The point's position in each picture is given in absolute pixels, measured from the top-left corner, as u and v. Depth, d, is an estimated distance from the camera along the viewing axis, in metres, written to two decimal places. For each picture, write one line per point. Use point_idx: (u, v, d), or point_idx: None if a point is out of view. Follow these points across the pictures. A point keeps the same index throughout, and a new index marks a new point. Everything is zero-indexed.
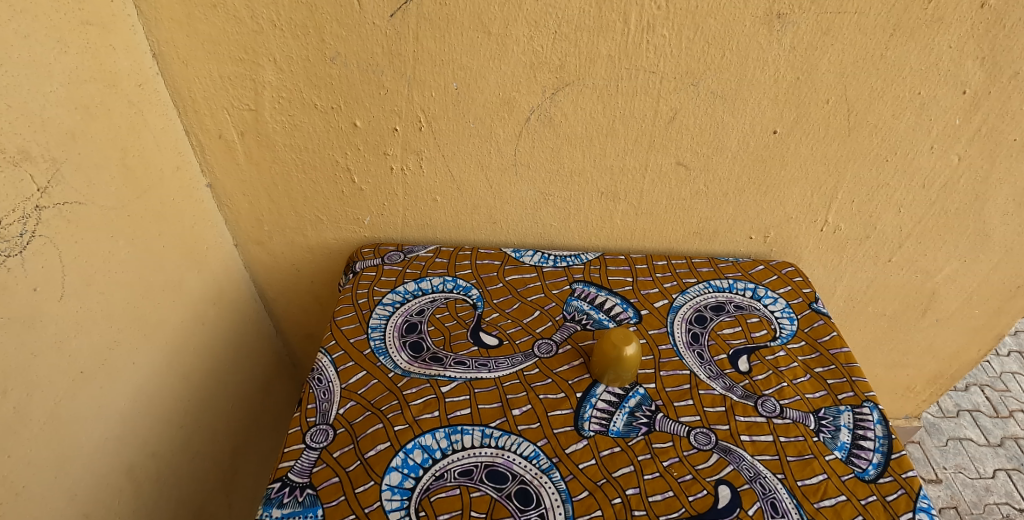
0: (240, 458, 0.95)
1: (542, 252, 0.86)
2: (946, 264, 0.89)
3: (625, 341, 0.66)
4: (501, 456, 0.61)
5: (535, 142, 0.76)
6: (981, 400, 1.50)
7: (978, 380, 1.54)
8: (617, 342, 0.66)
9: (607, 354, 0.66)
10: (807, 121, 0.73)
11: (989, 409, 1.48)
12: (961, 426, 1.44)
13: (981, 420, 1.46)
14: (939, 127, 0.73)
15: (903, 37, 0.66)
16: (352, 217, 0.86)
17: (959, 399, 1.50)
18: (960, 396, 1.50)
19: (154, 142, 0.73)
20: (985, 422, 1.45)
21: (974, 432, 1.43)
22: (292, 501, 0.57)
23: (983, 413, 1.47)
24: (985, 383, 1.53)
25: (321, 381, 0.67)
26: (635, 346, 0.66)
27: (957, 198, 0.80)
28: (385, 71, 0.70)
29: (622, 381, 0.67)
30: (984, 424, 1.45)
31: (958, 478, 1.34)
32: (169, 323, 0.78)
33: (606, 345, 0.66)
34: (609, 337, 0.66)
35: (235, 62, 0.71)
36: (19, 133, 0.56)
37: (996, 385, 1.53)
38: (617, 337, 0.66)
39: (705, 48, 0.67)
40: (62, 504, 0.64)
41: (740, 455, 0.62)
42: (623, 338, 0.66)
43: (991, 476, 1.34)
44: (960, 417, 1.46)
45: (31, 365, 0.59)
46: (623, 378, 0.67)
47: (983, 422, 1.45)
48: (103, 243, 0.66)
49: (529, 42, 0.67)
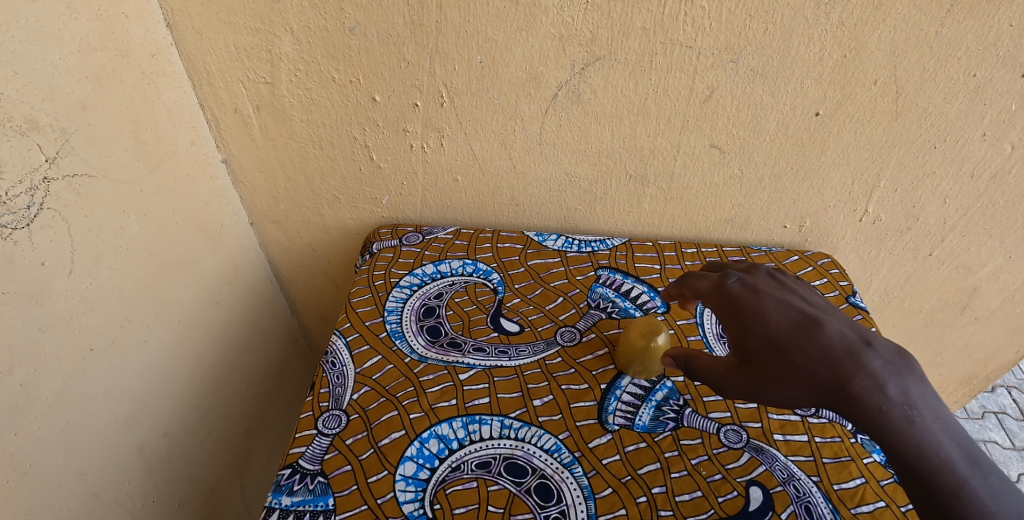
0: (253, 440, 0.94)
1: (566, 236, 0.83)
2: (991, 259, 0.84)
3: (653, 331, 0.64)
4: (521, 448, 0.58)
5: (562, 120, 0.72)
6: (1008, 402, 1.45)
7: (1007, 381, 1.49)
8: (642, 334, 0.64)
9: (634, 343, 0.64)
10: (852, 103, 0.69)
11: (1016, 411, 1.43)
12: (986, 428, 1.40)
13: (1008, 422, 1.41)
14: (994, 113, 0.68)
15: (961, 13, 0.61)
16: (370, 196, 0.83)
17: (985, 400, 1.44)
18: (986, 398, 1.45)
19: (167, 115, 0.71)
20: (1012, 425, 1.40)
21: (1000, 435, 1.38)
22: (302, 489, 0.55)
23: (1010, 415, 1.42)
24: (1012, 386, 1.48)
25: (335, 365, 0.65)
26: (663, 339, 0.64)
27: (1007, 190, 0.75)
28: (406, 42, 0.67)
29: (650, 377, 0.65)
30: (1010, 427, 1.40)
31: None
32: (183, 301, 0.76)
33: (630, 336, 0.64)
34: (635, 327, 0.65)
35: (251, 33, 0.68)
36: (26, 101, 0.54)
37: None
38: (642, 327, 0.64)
39: (746, 22, 0.63)
40: (71, 484, 0.62)
41: (773, 455, 0.59)
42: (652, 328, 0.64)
43: (1015, 481, 1.30)
44: (986, 418, 1.41)
45: (39, 341, 0.57)
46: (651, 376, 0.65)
47: (1010, 424, 1.40)
48: (115, 218, 0.65)
49: (559, 13, 0.64)
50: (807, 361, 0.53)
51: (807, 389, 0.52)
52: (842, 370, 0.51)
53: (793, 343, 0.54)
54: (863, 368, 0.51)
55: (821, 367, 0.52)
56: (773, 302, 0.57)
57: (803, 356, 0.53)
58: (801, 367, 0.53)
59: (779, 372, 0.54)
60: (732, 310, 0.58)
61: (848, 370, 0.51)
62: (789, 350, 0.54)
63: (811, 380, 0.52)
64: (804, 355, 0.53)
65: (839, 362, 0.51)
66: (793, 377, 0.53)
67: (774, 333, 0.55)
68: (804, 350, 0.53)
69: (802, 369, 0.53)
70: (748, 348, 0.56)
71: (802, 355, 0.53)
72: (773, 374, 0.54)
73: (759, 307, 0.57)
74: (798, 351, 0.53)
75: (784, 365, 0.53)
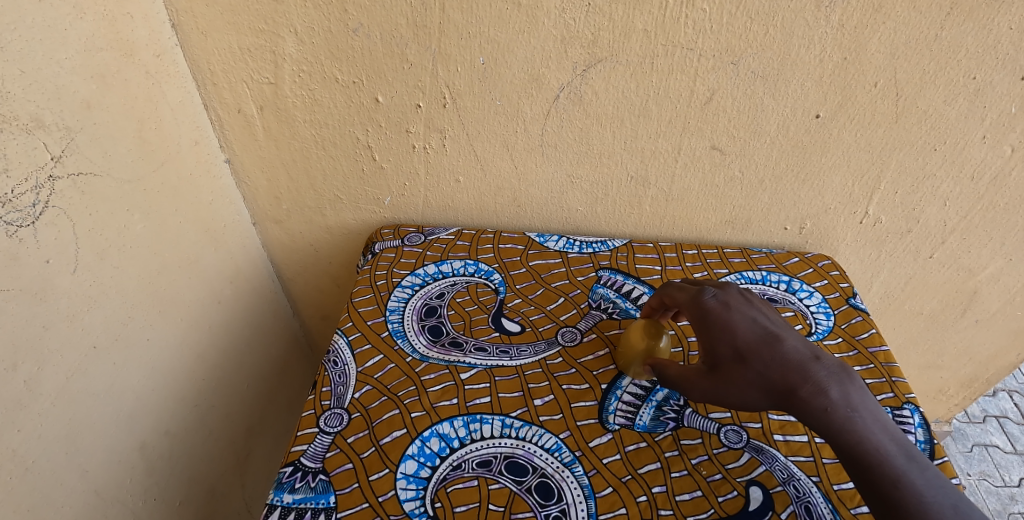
0: (254, 440, 0.94)
1: (567, 237, 0.83)
2: (991, 262, 0.84)
3: (654, 334, 0.64)
4: (522, 447, 0.59)
5: (563, 122, 0.73)
6: (1009, 406, 1.45)
7: (1008, 385, 1.49)
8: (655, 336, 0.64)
9: (634, 345, 0.64)
10: (852, 105, 0.69)
11: (1017, 416, 1.43)
12: (987, 432, 1.40)
13: (1009, 426, 1.41)
14: (994, 115, 0.69)
15: (960, 16, 0.62)
16: (372, 197, 0.84)
17: (986, 404, 1.45)
18: (987, 402, 1.45)
19: (171, 115, 0.71)
20: (1013, 429, 1.40)
21: (1001, 439, 1.38)
22: (304, 487, 0.56)
23: (1011, 420, 1.42)
24: (1014, 390, 1.48)
25: (337, 364, 0.65)
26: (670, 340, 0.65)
27: (1008, 192, 0.76)
28: (408, 43, 0.67)
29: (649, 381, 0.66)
30: (1012, 431, 1.40)
31: (982, 485, 1.29)
32: (185, 300, 0.76)
33: (642, 339, 0.64)
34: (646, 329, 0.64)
35: (255, 33, 0.68)
36: (32, 100, 0.55)
37: None
38: (653, 329, 0.64)
39: (747, 24, 0.63)
40: (73, 481, 0.62)
41: (772, 455, 0.59)
42: (661, 329, 0.65)
43: (1016, 485, 1.30)
44: (987, 422, 1.41)
45: (42, 338, 0.58)
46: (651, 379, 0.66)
47: (1012, 429, 1.40)
48: (119, 217, 0.65)
49: (561, 15, 0.64)
50: (768, 368, 0.54)
51: (764, 393, 0.54)
52: (791, 379, 0.53)
53: (755, 352, 0.55)
54: (812, 375, 0.53)
55: (778, 373, 0.54)
56: (741, 312, 0.58)
57: (763, 365, 0.55)
58: (759, 374, 0.54)
59: (741, 380, 0.55)
60: (703, 318, 0.59)
61: (796, 378, 0.53)
62: (750, 358, 0.55)
63: (768, 387, 0.54)
64: (762, 362, 0.55)
65: (790, 369, 0.54)
66: (749, 383, 0.55)
67: (738, 340, 0.56)
68: (765, 360, 0.55)
69: (760, 377, 0.54)
70: (714, 356, 0.57)
71: (762, 363, 0.55)
72: (734, 382, 0.55)
73: (726, 316, 0.58)
74: (759, 360, 0.55)
75: (746, 373, 0.55)
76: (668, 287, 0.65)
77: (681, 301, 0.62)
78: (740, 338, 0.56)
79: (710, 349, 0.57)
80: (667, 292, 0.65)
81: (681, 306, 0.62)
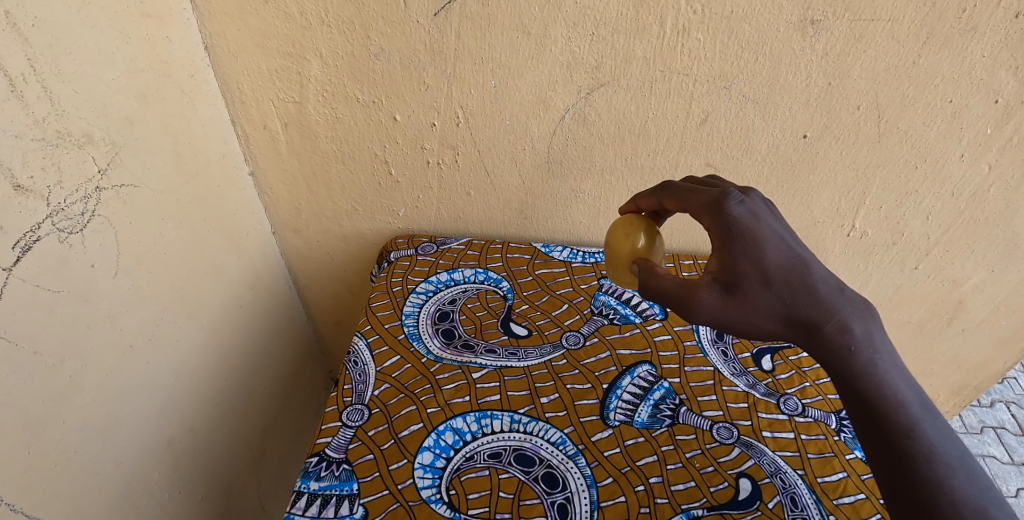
0: (269, 439, 0.98)
1: (571, 248, 0.89)
2: (975, 273, 0.89)
3: (637, 232, 0.66)
4: (529, 441, 0.63)
5: (569, 140, 0.78)
6: (1006, 417, 1.48)
7: (1003, 397, 1.52)
8: (643, 235, 0.66)
9: (619, 246, 0.66)
10: (837, 126, 0.75)
11: (1014, 426, 1.46)
12: (984, 443, 1.42)
13: (1006, 438, 1.43)
14: (971, 135, 0.74)
15: (936, 45, 0.67)
16: (388, 208, 0.89)
17: (983, 415, 1.48)
18: (984, 413, 1.48)
19: (202, 130, 0.76)
20: (1010, 440, 1.42)
21: (998, 449, 1.40)
22: (328, 475, 0.60)
23: (1008, 431, 1.45)
24: (1011, 401, 1.51)
25: (357, 364, 0.70)
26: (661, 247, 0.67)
27: (987, 207, 0.81)
28: (426, 67, 0.73)
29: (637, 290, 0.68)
30: (1010, 442, 1.42)
31: None
32: (211, 304, 0.81)
33: (629, 239, 0.66)
34: (634, 226, 0.66)
35: (283, 56, 0.74)
36: (83, 117, 0.60)
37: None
38: (642, 227, 0.66)
39: (738, 52, 0.69)
40: (108, 471, 0.67)
41: (761, 450, 0.63)
42: (651, 230, 0.67)
43: (1014, 495, 1.32)
44: (984, 433, 1.44)
45: (86, 337, 0.62)
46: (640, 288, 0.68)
47: (1009, 439, 1.42)
48: (154, 225, 0.70)
49: (567, 42, 0.70)
50: (794, 298, 0.53)
51: (785, 325, 0.53)
52: (817, 314, 0.53)
53: (784, 277, 0.53)
54: (839, 310, 0.53)
55: (804, 305, 0.53)
56: (768, 227, 0.55)
57: (789, 292, 0.53)
58: (784, 302, 0.53)
59: (764, 303, 0.53)
60: (730, 226, 0.55)
61: (822, 313, 0.52)
62: (776, 282, 0.53)
63: (791, 315, 0.53)
64: (790, 291, 0.53)
65: (815, 300, 0.53)
66: (770, 313, 0.53)
67: (766, 260, 0.54)
68: (793, 286, 0.53)
69: (785, 305, 0.53)
70: (736, 273, 0.54)
71: (789, 290, 0.53)
72: (756, 304, 0.53)
73: (755, 231, 0.55)
74: (787, 287, 0.53)
75: (770, 298, 0.53)
76: (682, 193, 0.61)
77: (702, 206, 0.58)
78: (768, 259, 0.54)
79: (732, 263, 0.54)
80: (682, 199, 0.61)
81: (699, 211, 0.58)
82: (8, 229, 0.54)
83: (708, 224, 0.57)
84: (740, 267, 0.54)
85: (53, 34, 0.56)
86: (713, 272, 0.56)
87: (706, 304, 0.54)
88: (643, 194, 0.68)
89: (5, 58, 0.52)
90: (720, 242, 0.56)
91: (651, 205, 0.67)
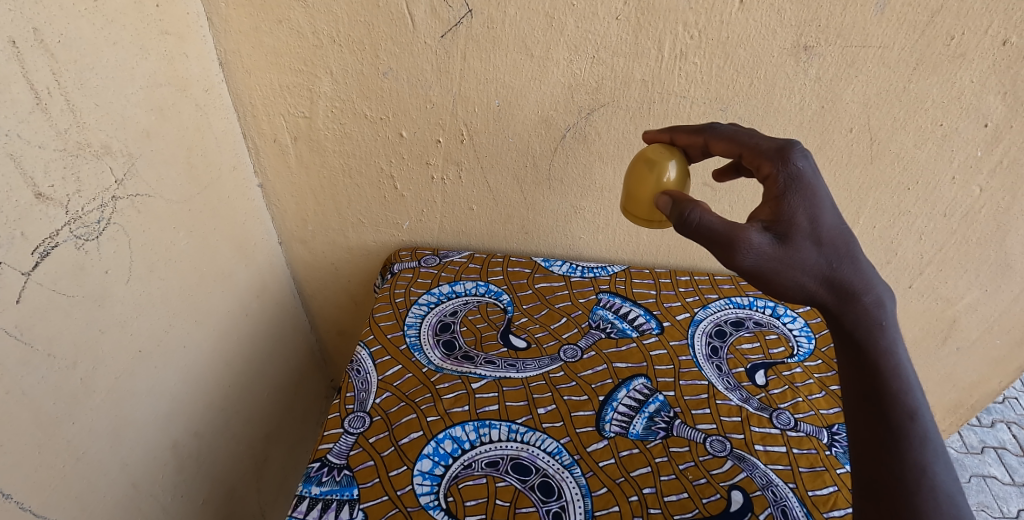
0: (271, 446, 1.00)
1: (571, 262, 0.91)
2: (968, 292, 0.90)
3: (664, 166, 0.65)
4: (526, 450, 0.65)
5: (569, 158, 0.80)
6: (1007, 437, 1.43)
7: (1005, 416, 1.47)
8: (674, 168, 0.65)
9: (646, 180, 0.66)
10: (830, 148, 0.77)
11: (1016, 447, 1.41)
12: (985, 463, 1.38)
13: (1008, 458, 1.38)
14: (962, 158, 0.76)
15: (926, 71, 0.69)
16: (392, 221, 0.91)
17: (983, 435, 1.43)
18: (985, 433, 1.43)
19: (215, 143, 0.79)
20: (1011, 461, 1.38)
21: (999, 470, 1.36)
22: (330, 481, 0.62)
23: (1009, 451, 1.40)
24: (1012, 421, 1.47)
25: (359, 372, 0.72)
26: (687, 186, 0.67)
27: (979, 227, 0.82)
28: (432, 86, 0.76)
29: (650, 226, 0.68)
30: (1010, 462, 1.37)
31: (980, 515, 1.27)
32: (218, 311, 0.83)
33: (655, 173, 0.65)
34: (666, 157, 0.66)
35: (295, 73, 0.76)
36: (103, 129, 0.62)
37: None
38: (675, 159, 0.66)
39: (734, 76, 0.71)
40: (115, 473, 0.68)
41: (753, 463, 0.65)
42: (682, 165, 0.66)
43: (1015, 516, 1.27)
44: (985, 454, 1.39)
45: (98, 341, 0.64)
46: (653, 225, 0.67)
47: (1010, 460, 1.38)
48: (167, 234, 0.72)
49: (569, 65, 0.72)
50: (839, 262, 0.54)
51: (827, 289, 0.54)
52: (857, 285, 0.54)
53: (833, 240, 0.54)
54: (877, 286, 0.54)
55: (848, 272, 0.54)
56: (826, 189, 0.57)
57: (836, 257, 0.54)
58: (828, 264, 0.54)
59: (810, 259, 0.54)
60: (793, 178, 0.57)
61: (861, 286, 0.54)
62: (826, 244, 0.54)
63: (831, 278, 0.54)
64: (837, 256, 0.54)
65: (858, 270, 0.54)
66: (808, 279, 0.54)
67: (822, 220, 0.55)
68: (840, 252, 0.54)
69: (828, 266, 0.54)
70: (791, 224, 0.55)
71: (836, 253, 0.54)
72: (804, 259, 0.54)
73: (816, 188, 0.56)
74: (835, 252, 0.54)
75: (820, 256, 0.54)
76: (737, 137, 0.63)
77: (768, 152, 0.59)
78: (824, 219, 0.55)
79: (789, 214, 0.55)
80: (739, 142, 0.62)
81: (761, 159, 0.59)
82: (28, 235, 0.56)
83: (767, 172, 0.58)
84: (798, 219, 0.55)
85: (77, 50, 0.59)
86: (764, 221, 0.56)
87: (756, 247, 0.54)
88: (682, 129, 0.68)
89: (31, 72, 0.55)
90: (779, 193, 0.57)
91: (689, 141, 0.67)
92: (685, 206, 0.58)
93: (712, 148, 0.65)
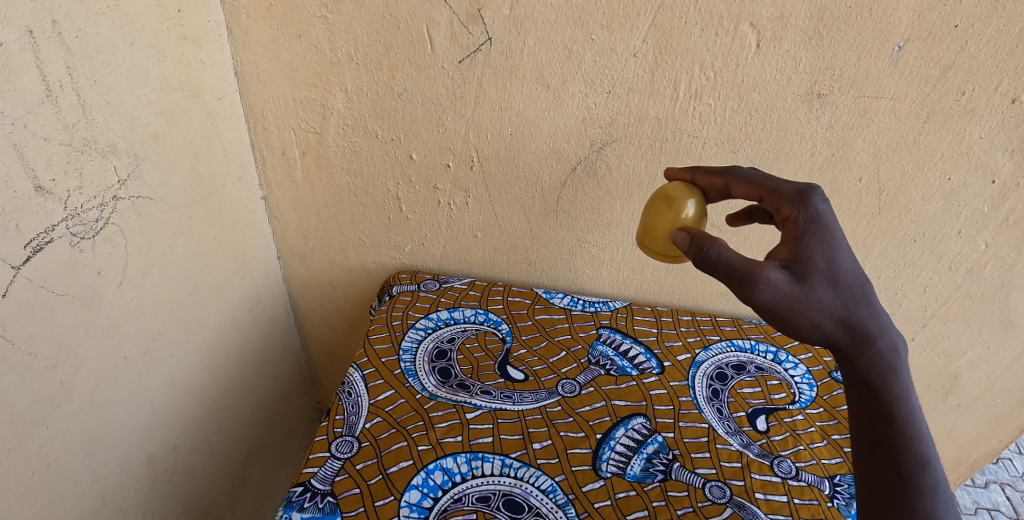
0: (250, 468, 0.96)
1: (572, 296, 0.89)
2: (970, 348, 0.90)
3: (681, 203, 0.65)
4: (519, 486, 0.62)
5: (578, 190, 0.80)
6: (1001, 499, 1.41)
7: (998, 477, 1.45)
8: (693, 206, 0.65)
9: (663, 216, 0.65)
10: (839, 196, 0.77)
11: (1010, 510, 1.38)
12: None
13: None
14: (968, 213, 0.76)
15: (936, 124, 0.70)
16: (395, 243, 0.90)
17: (977, 496, 1.41)
18: (978, 493, 1.41)
19: (223, 153, 0.78)
20: None
21: None
22: (312, 507, 0.59)
23: (1003, 513, 1.37)
24: (1006, 482, 1.44)
25: (350, 395, 0.70)
26: (702, 226, 0.67)
27: (983, 283, 0.82)
28: (446, 110, 0.76)
29: (663, 259, 0.67)
30: None
31: None
32: (208, 323, 0.80)
33: (672, 210, 0.65)
34: (687, 195, 0.65)
35: (310, 88, 0.76)
36: (111, 128, 0.61)
37: (1019, 484, 1.44)
38: (695, 198, 0.66)
39: (747, 119, 0.72)
40: (84, 484, 0.65)
41: (754, 511, 0.63)
42: (700, 205, 0.66)
43: None
44: (979, 515, 1.37)
45: (83, 344, 0.62)
46: (666, 259, 0.67)
47: None
48: (165, 240, 0.70)
49: (584, 98, 0.73)
50: (855, 304, 0.53)
51: (842, 328, 0.53)
52: (872, 328, 0.53)
53: (849, 283, 0.54)
54: (891, 331, 0.54)
55: (863, 314, 0.53)
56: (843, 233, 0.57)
57: (852, 299, 0.54)
58: (843, 306, 0.53)
59: (826, 298, 0.53)
60: (813, 219, 0.57)
61: (875, 328, 0.53)
62: (843, 286, 0.54)
63: (846, 320, 0.53)
64: (853, 298, 0.54)
65: (873, 313, 0.54)
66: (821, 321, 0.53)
67: (839, 261, 0.55)
68: (855, 295, 0.54)
69: (844, 308, 0.53)
70: (809, 263, 0.54)
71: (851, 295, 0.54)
72: (820, 298, 0.53)
73: (835, 231, 0.56)
74: (850, 294, 0.54)
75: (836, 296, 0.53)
76: (759, 180, 0.63)
77: (787, 194, 0.59)
78: (842, 261, 0.55)
79: (808, 253, 0.55)
80: (760, 185, 0.62)
81: (781, 201, 0.59)
82: (22, 228, 0.54)
83: (787, 213, 0.58)
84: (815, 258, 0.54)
85: (94, 47, 0.58)
86: (781, 260, 0.55)
87: (772, 284, 0.53)
88: (704, 170, 0.68)
89: (45, 64, 0.54)
90: (798, 234, 0.56)
91: (709, 183, 0.67)
92: (704, 241, 0.57)
93: (732, 191, 0.65)
